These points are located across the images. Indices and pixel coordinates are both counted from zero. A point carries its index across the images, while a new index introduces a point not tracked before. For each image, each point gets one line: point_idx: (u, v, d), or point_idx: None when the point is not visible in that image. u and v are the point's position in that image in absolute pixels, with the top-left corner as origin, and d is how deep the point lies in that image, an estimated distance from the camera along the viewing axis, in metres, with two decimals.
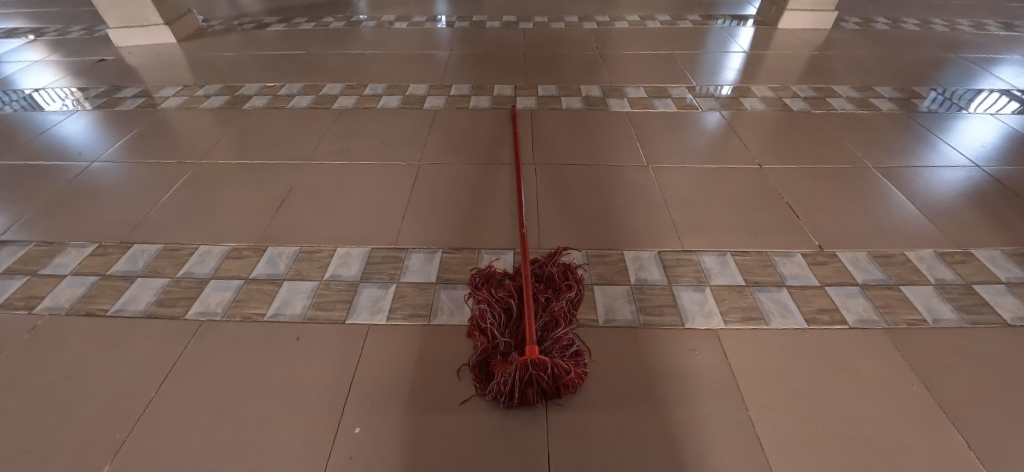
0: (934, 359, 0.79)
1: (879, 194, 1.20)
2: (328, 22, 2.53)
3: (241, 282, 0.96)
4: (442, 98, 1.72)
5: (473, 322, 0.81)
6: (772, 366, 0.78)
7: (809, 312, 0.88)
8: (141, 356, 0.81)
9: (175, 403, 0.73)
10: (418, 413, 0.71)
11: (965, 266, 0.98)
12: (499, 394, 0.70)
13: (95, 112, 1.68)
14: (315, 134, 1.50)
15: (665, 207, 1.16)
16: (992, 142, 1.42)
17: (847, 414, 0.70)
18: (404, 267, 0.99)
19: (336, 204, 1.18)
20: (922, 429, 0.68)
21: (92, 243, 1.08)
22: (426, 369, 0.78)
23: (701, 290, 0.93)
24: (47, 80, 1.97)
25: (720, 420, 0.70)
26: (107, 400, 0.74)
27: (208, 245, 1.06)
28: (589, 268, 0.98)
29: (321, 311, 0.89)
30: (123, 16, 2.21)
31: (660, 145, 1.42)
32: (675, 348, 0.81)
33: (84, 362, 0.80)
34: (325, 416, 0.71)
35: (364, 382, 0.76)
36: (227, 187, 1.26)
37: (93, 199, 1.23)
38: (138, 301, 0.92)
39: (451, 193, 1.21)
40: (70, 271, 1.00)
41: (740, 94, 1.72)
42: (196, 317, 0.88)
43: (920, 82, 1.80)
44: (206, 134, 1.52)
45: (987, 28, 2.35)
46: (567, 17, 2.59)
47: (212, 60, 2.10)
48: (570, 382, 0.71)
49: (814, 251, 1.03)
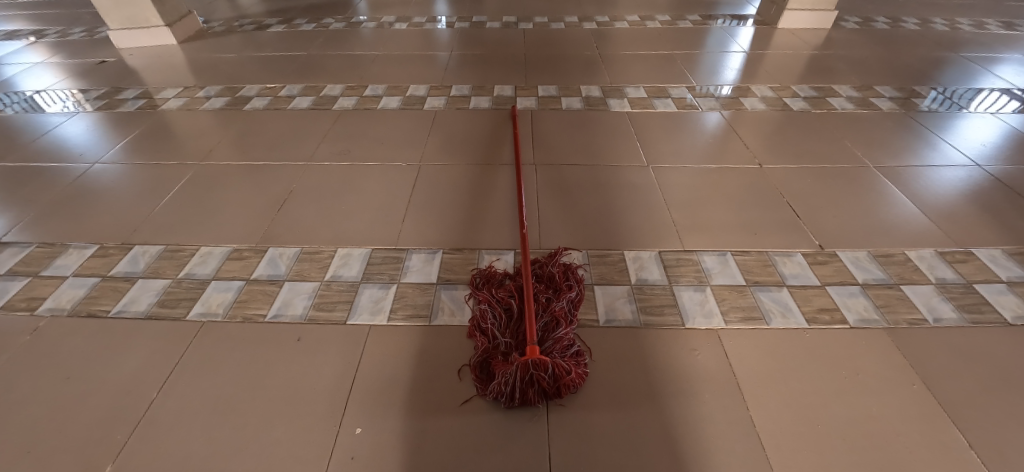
0: (934, 358, 0.79)
1: (879, 194, 1.20)
2: (329, 23, 2.54)
3: (242, 283, 0.96)
4: (442, 99, 1.72)
5: (473, 322, 0.81)
6: (772, 367, 0.78)
7: (809, 312, 0.88)
8: (143, 357, 0.81)
9: (175, 404, 0.74)
10: (419, 413, 0.71)
11: (965, 265, 0.98)
12: (499, 394, 0.70)
13: (95, 113, 1.69)
14: (316, 134, 1.51)
15: (665, 207, 1.16)
16: (993, 141, 1.42)
17: (848, 413, 0.70)
18: (405, 267, 0.99)
19: (337, 205, 1.18)
20: (922, 428, 0.68)
21: (93, 244, 1.08)
22: (426, 369, 0.78)
23: (701, 290, 0.93)
24: (48, 81, 1.98)
25: (720, 419, 0.70)
26: (109, 400, 0.74)
27: (209, 246, 1.07)
28: (589, 268, 0.98)
29: (322, 311, 0.89)
30: (123, 17, 2.21)
31: (660, 146, 1.42)
32: (676, 347, 0.81)
33: (84, 363, 0.81)
34: (326, 417, 0.71)
35: (364, 383, 0.76)
36: (228, 187, 1.26)
37: (94, 200, 1.23)
38: (139, 302, 0.93)
39: (452, 193, 1.22)
40: (72, 272, 1.00)
41: (740, 94, 1.72)
42: (197, 318, 0.89)
43: (920, 81, 1.80)
44: (206, 135, 1.52)
45: (988, 27, 2.34)
46: (566, 17, 2.59)
47: (212, 61, 2.10)
48: (571, 383, 0.71)
49: (814, 251, 1.03)
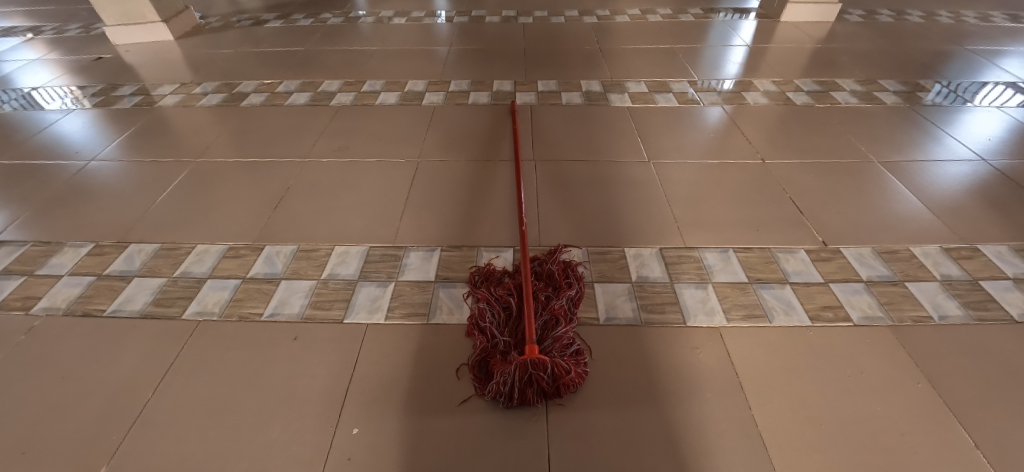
0: (939, 356, 0.78)
1: (883, 188, 1.19)
2: (326, 18, 2.52)
3: (238, 281, 0.95)
4: (441, 94, 1.71)
5: (472, 321, 0.80)
6: (777, 366, 0.76)
7: (812, 309, 0.87)
8: (139, 357, 0.80)
9: (172, 404, 0.73)
10: (417, 413, 0.70)
11: (971, 262, 0.97)
12: (498, 394, 0.69)
13: (93, 110, 1.67)
14: (314, 131, 1.49)
15: (666, 204, 1.15)
16: (998, 135, 1.40)
17: (853, 412, 0.69)
18: (403, 266, 0.98)
19: (334, 203, 1.17)
20: (928, 428, 0.67)
21: (89, 243, 1.07)
22: (424, 369, 0.77)
23: (702, 287, 0.92)
24: (45, 78, 1.96)
25: (722, 418, 0.69)
26: (106, 401, 0.74)
27: (206, 244, 1.06)
28: (590, 265, 0.97)
29: (319, 310, 0.88)
30: (119, 14, 2.20)
31: (662, 141, 1.40)
32: (677, 345, 0.80)
33: (79, 363, 0.80)
34: (323, 417, 0.70)
35: (361, 383, 0.75)
36: (226, 184, 1.25)
37: (90, 198, 1.22)
38: (135, 301, 0.92)
39: (450, 190, 1.21)
40: (67, 271, 0.99)
41: (742, 88, 1.70)
42: (193, 317, 0.88)
43: (924, 75, 1.78)
44: (203, 132, 1.51)
45: (993, 20, 2.31)
46: (566, 11, 2.56)
47: (209, 57, 2.09)
48: (570, 383, 0.70)
49: (818, 247, 1.01)
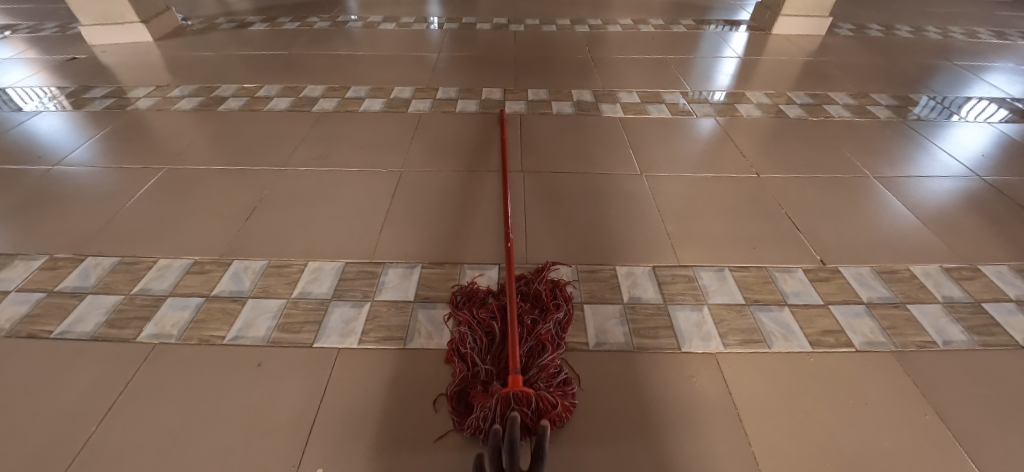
0: (945, 385, 0.74)
1: (880, 204, 1.16)
2: (313, 22, 2.46)
3: (201, 300, 0.88)
4: (428, 102, 1.66)
5: (452, 347, 0.75)
6: (777, 395, 0.72)
7: (812, 334, 0.83)
8: (84, 385, 0.73)
9: (116, 438, 0.66)
10: (389, 450, 0.64)
11: (973, 283, 0.94)
12: (478, 429, 0.64)
13: (61, 112, 1.59)
14: (294, 137, 1.43)
15: (659, 218, 1.10)
16: (991, 150, 1.39)
17: (858, 446, 0.65)
18: (380, 284, 0.92)
19: (311, 215, 1.11)
20: (938, 464, 0.63)
21: (42, 255, 1.00)
22: (398, 400, 0.71)
23: (697, 309, 0.87)
24: (14, 78, 1.87)
25: (720, 454, 0.64)
26: (42, 435, 0.66)
27: (169, 259, 0.99)
28: (579, 284, 0.92)
29: (288, 333, 0.82)
30: (96, 14, 2.12)
31: (654, 153, 1.37)
32: (671, 372, 0.75)
33: (17, 391, 0.72)
34: (283, 455, 0.63)
35: (329, 415, 0.69)
36: (196, 193, 1.18)
37: (49, 206, 1.14)
38: (87, 321, 0.84)
39: (435, 201, 1.15)
40: (15, 286, 0.92)
41: (734, 100, 1.68)
42: (149, 340, 0.81)
43: (915, 89, 1.77)
44: (177, 136, 1.44)
45: (980, 36, 2.34)
46: (559, 20, 2.54)
47: (189, 59, 2.02)
48: (557, 417, 0.65)
49: (815, 266, 0.98)
